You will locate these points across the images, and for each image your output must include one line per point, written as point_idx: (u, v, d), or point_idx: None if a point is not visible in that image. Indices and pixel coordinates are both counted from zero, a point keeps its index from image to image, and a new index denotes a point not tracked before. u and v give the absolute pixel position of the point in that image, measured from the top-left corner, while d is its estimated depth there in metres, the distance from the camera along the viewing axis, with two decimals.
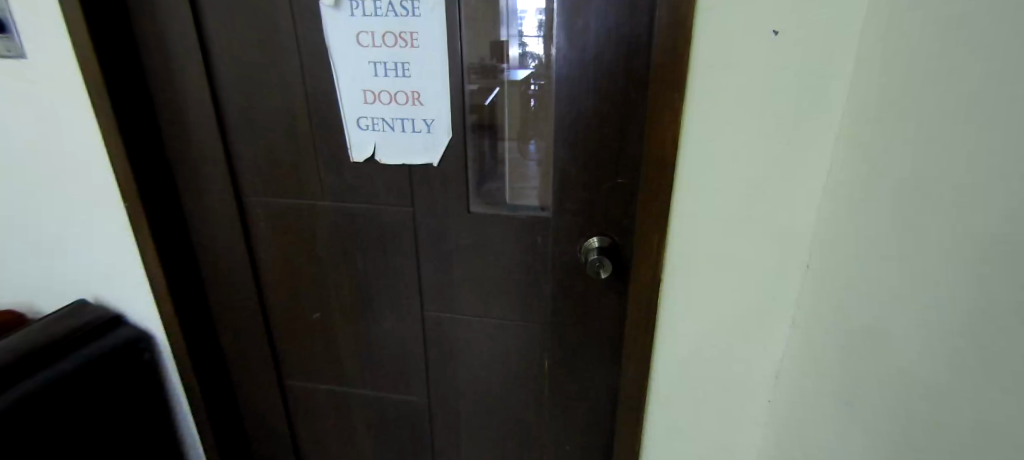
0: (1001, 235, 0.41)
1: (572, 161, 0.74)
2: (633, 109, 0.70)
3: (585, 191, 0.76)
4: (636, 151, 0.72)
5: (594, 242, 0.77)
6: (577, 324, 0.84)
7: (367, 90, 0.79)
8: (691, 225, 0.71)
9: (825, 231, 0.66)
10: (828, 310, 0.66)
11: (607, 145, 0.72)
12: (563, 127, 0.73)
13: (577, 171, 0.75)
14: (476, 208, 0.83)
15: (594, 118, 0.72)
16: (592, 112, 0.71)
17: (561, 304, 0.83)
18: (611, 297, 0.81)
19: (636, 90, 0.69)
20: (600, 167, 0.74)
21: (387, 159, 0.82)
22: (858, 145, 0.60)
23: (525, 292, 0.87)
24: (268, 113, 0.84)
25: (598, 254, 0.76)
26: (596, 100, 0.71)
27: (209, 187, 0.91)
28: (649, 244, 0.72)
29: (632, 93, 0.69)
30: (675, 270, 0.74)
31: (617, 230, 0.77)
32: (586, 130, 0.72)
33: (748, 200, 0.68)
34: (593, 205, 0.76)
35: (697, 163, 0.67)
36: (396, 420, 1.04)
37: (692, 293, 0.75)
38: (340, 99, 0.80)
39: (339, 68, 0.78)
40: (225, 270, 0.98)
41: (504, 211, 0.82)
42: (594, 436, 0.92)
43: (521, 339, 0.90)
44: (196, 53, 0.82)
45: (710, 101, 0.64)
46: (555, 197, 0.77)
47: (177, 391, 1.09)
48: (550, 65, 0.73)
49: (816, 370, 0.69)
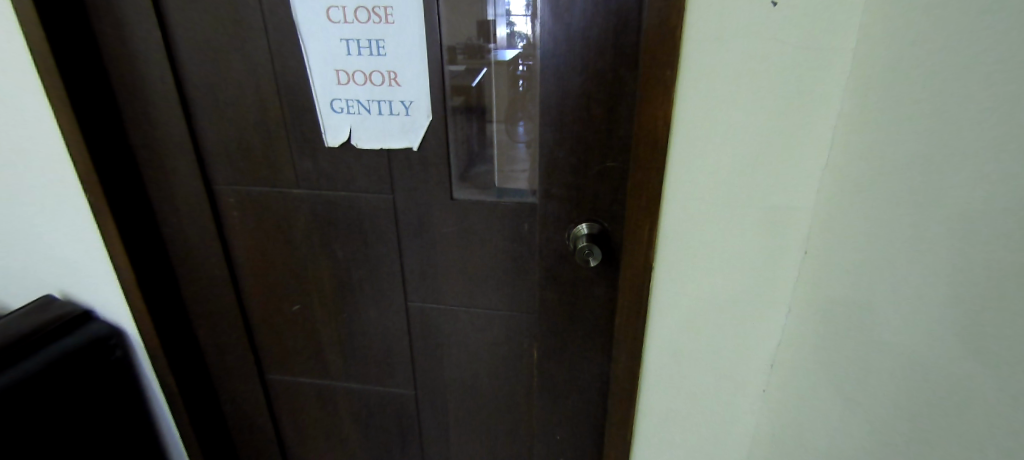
0: (1018, 227, 0.39)
1: (558, 144, 0.71)
2: (622, 87, 0.66)
3: (570, 174, 0.72)
4: (625, 131, 0.68)
5: (582, 229, 0.74)
6: (567, 313, 0.81)
7: (341, 70, 0.74)
8: (683, 211, 0.68)
9: (823, 216, 0.63)
10: (825, 298, 0.64)
11: (594, 126, 0.69)
12: (549, 108, 0.69)
13: (563, 154, 0.71)
14: (458, 193, 0.80)
15: (579, 97, 0.68)
16: (579, 90, 0.67)
17: (549, 293, 0.81)
18: (600, 285, 0.78)
19: (624, 67, 0.65)
20: (586, 149, 0.70)
21: (364, 143, 0.78)
22: (859, 124, 0.57)
23: (513, 282, 0.84)
24: (237, 96, 0.79)
25: (587, 241, 0.73)
26: (584, 79, 0.67)
27: (176, 176, 0.86)
28: (641, 229, 0.69)
29: (618, 70, 0.65)
30: (666, 258, 0.71)
31: (606, 216, 0.74)
32: (574, 112, 0.69)
33: (743, 184, 0.65)
34: (581, 189, 0.73)
35: (690, 145, 0.64)
36: (382, 413, 1.02)
37: (685, 280, 0.72)
38: (312, 79, 0.75)
39: (309, 46, 0.73)
40: (198, 262, 0.93)
41: (491, 197, 0.79)
42: (584, 427, 0.90)
43: (510, 329, 0.88)
44: (156, 32, 0.77)
45: (702, 77, 0.61)
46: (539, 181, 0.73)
47: (154, 387, 1.05)
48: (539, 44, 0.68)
49: (812, 362, 0.67)
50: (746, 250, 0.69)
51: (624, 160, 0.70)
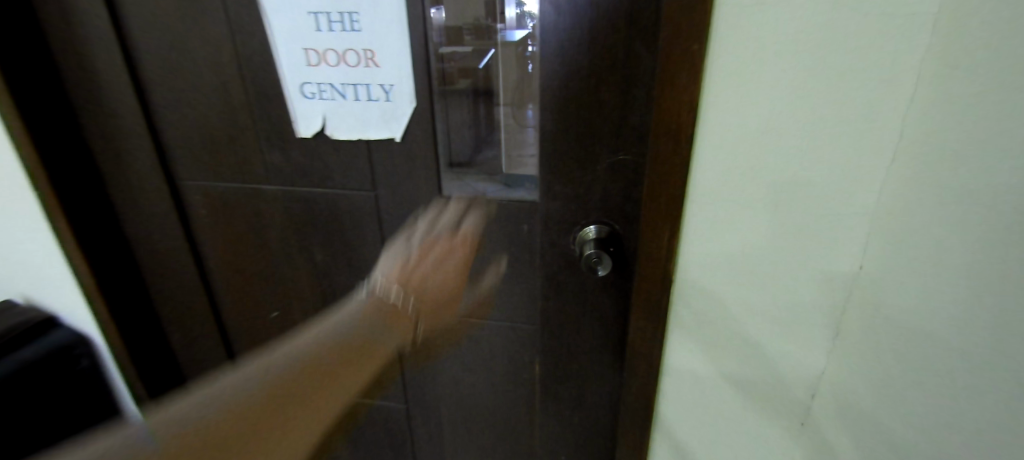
0: None
1: (562, 134, 0.60)
2: (638, 65, 0.55)
3: (577, 167, 0.62)
4: (641, 118, 0.58)
5: (590, 231, 0.64)
6: (572, 326, 0.72)
7: (310, 49, 0.64)
8: (709, 215, 0.57)
9: (888, 227, 0.52)
10: (893, 324, 0.53)
11: (605, 112, 0.58)
12: (552, 92, 0.59)
13: (567, 145, 0.61)
14: (451, 192, 0.71)
15: (586, 79, 0.57)
16: (587, 69, 0.57)
17: (551, 304, 0.71)
18: (610, 295, 0.68)
19: (641, 41, 0.54)
20: (594, 139, 0.60)
21: (340, 133, 0.68)
22: (943, 114, 0.46)
23: (511, 290, 0.75)
24: (196, 80, 0.70)
25: (595, 247, 0.63)
26: (592, 57, 0.56)
27: (136, 170, 0.77)
28: (657, 235, 0.59)
29: (633, 44, 0.54)
30: (688, 268, 0.61)
31: (618, 216, 0.64)
32: (580, 96, 0.58)
33: (786, 185, 0.54)
34: (589, 186, 0.63)
35: (721, 138, 0.53)
36: (371, 426, 0.94)
37: (710, 295, 0.62)
38: (278, 60, 0.65)
39: (273, 20, 0.63)
40: (166, 265, 0.85)
41: (500, 186, 0.69)
42: (591, 451, 0.81)
43: (508, 341, 0.79)
44: (101, 8, 0.67)
45: (736, 53, 0.50)
46: (541, 175, 0.63)
47: (126, 397, 0.97)
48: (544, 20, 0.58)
49: (871, 399, 0.57)
50: (783, 265, 0.58)
51: (639, 152, 0.60)
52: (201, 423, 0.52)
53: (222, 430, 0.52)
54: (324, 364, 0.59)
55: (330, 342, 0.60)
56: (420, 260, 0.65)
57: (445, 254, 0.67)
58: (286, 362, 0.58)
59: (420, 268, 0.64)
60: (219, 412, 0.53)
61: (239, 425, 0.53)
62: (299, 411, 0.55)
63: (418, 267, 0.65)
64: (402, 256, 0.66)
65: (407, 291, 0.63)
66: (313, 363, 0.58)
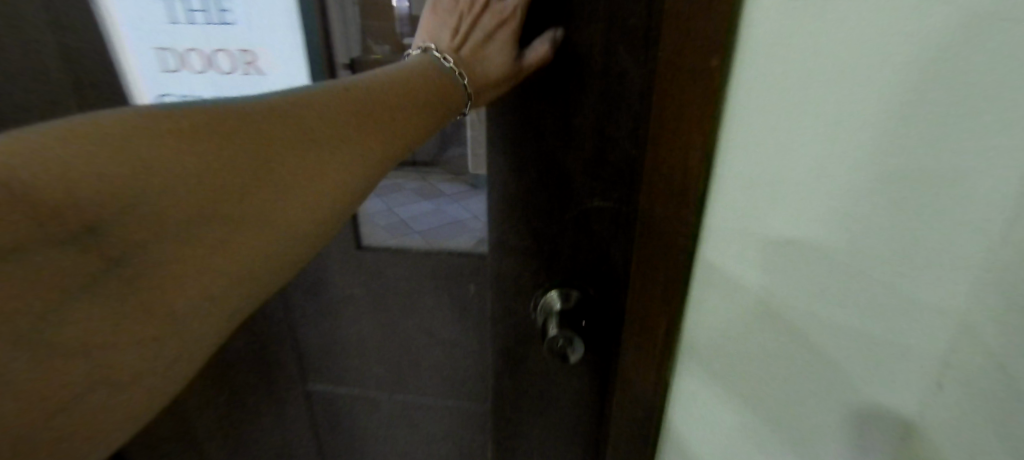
0: None
1: (524, 158, 0.45)
2: (626, 74, 0.39)
3: (545, 204, 0.46)
4: (627, 147, 0.42)
5: (552, 300, 0.48)
6: (530, 416, 0.56)
7: (166, 48, 0.48)
8: (722, 305, 0.40)
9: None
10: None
11: (580, 133, 0.42)
12: (508, 104, 0.43)
13: (531, 174, 0.45)
14: (388, 235, 0.53)
15: (555, 90, 0.41)
16: (558, 77, 0.41)
17: (505, 386, 0.55)
18: (581, 382, 0.52)
19: (629, 41, 0.38)
20: (568, 166, 0.44)
21: None
22: None
23: (453, 364, 0.58)
24: (29, 90, 0.53)
25: (560, 322, 0.46)
26: (560, 70, 0.41)
27: None
28: (648, 321, 0.43)
29: (620, 45, 0.38)
30: (689, 370, 0.44)
31: (594, 279, 0.48)
32: (545, 121, 0.43)
33: (825, 298, 0.36)
34: (557, 238, 0.48)
35: (744, 201, 0.36)
36: None
37: (722, 409, 0.44)
38: (131, 65, 0.50)
39: (120, 11, 0.48)
40: None
41: (464, 187, 0.49)
42: None
43: (451, 425, 0.62)
44: None
45: (771, 84, 0.32)
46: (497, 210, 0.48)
47: None
48: None
49: None
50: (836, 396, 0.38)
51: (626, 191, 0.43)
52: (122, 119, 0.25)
53: (70, 181, 0.22)
54: (329, 139, 0.29)
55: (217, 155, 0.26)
56: (473, 15, 0.37)
57: (492, 20, 0.37)
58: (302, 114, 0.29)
59: (470, 29, 0.37)
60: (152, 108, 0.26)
61: (127, 252, 0.24)
62: (309, 163, 0.28)
63: (474, 23, 0.37)
64: (458, 4, 0.37)
65: (474, 40, 0.37)
66: (302, 94, 0.29)
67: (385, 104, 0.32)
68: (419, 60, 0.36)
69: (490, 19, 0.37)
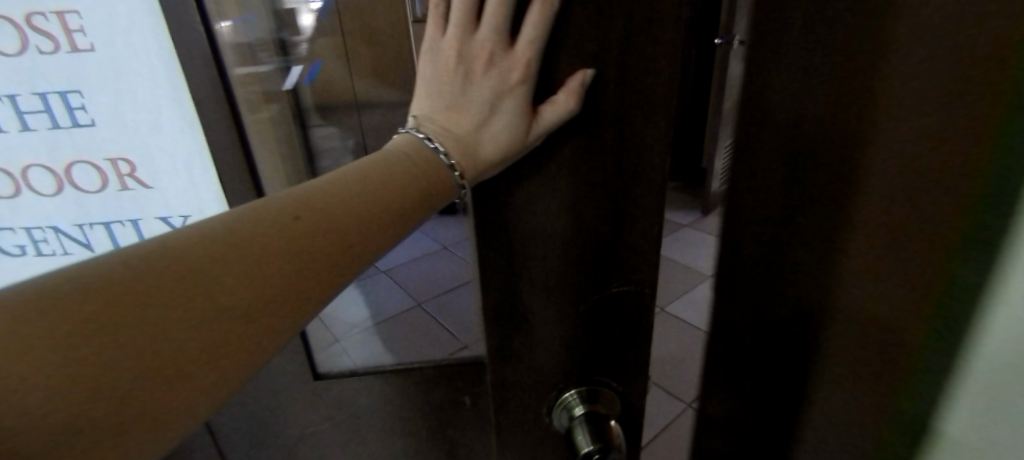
0: None
1: (516, 264, 0.34)
2: (643, 156, 0.30)
3: (547, 312, 0.36)
4: (643, 234, 0.33)
5: (573, 401, 0.38)
6: None
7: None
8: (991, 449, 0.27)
9: None
10: None
11: (586, 227, 0.33)
12: (491, 203, 0.32)
13: (528, 283, 0.35)
14: (348, 333, 0.49)
15: (554, 182, 0.31)
16: (555, 167, 0.31)
17: None
18: None
19: (646, 119, 0.29)
20: (573, 267, 0.34)
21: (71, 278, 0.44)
22: None
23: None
24: None
25: (585, 426, 0.37)
26: (563, 143, 0.30)
27: None
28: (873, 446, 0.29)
29: (638, 127, 0.29)
30: None
31: (619, 373, 0.38)
32: (546, 205, 0.32)
33: None
34: (567, 338, 0.37)
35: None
36: None
37: None
38: None
39: None
40: None
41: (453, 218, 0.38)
42: None
43: None
44: None
45: None
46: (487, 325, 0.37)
47: None
48: (501, 30, 0.26)
49: None
50: None
51: (644, 283, 0.34)
52: (263, 207, 0.23)
53: (70, 339, 0.18)
54: (323, 262, 0.24)
55: (324, 216, 0.24)
56: (479, 85, 0.28)
57: (500, 88, 0.27)
58: (369, 179, 0.26)
59: (473, 104, 0.28)
60: (274, 194, 0.24)
61: (49, 413, 0.17)
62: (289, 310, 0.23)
63: (475, 97, 0.28)
64: (450, 70, 0.28)
65: (473, 118, 0.28)
66: (262, 216, 0.23)
67: (379, 213, 0.25)
68: (409, 148, 0.28)
69: (493, 88, 0.27)
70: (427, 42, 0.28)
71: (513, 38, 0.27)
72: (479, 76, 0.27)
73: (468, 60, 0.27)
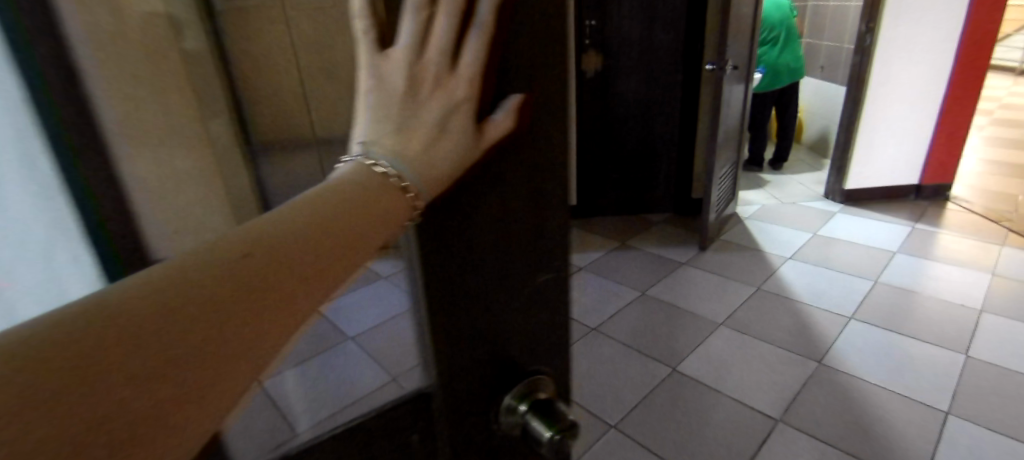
0: None
1: (452, 329, 0.26)
2: (553, 157, 0.26)
3: (484, 371, 0.28)
4: (558, 247, 0.29)
5: (511, 400, 0.30)
6: None
7: None
8: None
9: None
10: None
11: (512, 253, 0.27)
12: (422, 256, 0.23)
13: (467, 338, 0.27)
14: (311, 420, 0.26)
15: (485, 211, 0.25)
16: (488, 190, 0.24)
17: None
18: None
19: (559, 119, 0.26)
20: (508, 305, 0.28)
21: None
22: None
23: None
24: None
25: (530, 418, 0.29)
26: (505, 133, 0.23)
27: None
28: None
29: (550, 126, 0.26)
30: None
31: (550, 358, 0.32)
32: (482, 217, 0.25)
33: None
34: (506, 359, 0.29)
35: None
36: None
37: None
38: None
39: None
40: None
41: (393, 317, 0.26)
42: None
43: None
44: None
45: None
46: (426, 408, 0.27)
47: None
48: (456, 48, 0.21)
49: None
50: None
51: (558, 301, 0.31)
52: (144, 283, 0.14)
53: None
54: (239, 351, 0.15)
55: (236, 283, 0.15)
56: (423, 112, 0.20)
57: (449, 111, 0.21)
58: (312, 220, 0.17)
59: (419, 142, 0.20)
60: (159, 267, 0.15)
61: None
62: (203, 375, 0.14)
63: (419, 134, 0.20)
64: (395, 101, 0.20)
65: (423, 160, 0.20)
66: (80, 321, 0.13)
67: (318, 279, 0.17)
68: (326, 180, 0.19)
69: (444, 109, 0.21)
70: (363, 76, 0.20)
71: (459, 51, 0.21)
72: (421, 98, 0.20)
73: (414, 88, 0.20)
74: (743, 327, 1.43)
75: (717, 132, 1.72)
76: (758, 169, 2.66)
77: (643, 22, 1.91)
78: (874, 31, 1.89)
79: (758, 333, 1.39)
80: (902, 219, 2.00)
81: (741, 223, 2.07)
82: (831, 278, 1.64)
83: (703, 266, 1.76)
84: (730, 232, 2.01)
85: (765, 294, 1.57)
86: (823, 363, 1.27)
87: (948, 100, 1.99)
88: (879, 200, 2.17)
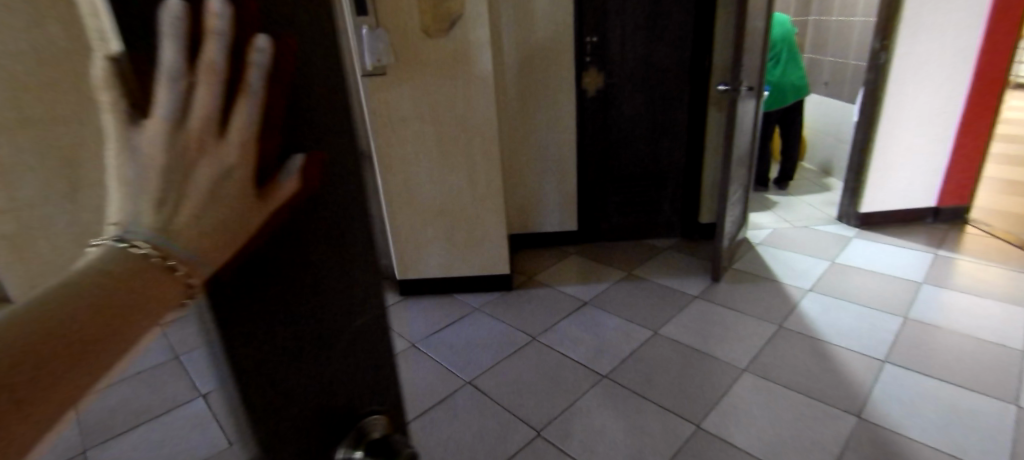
0: None
1: (274, 403, 0.24)
2: (344, 205, 0.27)
3: (315, 432, 0.27)
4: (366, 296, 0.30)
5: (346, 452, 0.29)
6: None
7: None
8: None
9: None
10: None
11: (326, 303, 0.27)
12: (224, 333, 0.21)
13: (298, 400, 0.25)
14: None
15: (292, 269, 0.24)
16: (287, 248, 0.24)
17: None
18: None
19: (340, 171, 0.27)
20: (328, 355, 0.27)
21: None
22: None
23: None
24: None
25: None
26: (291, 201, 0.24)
27: None
28: None
29: (332, 178, 0.27)
30: None
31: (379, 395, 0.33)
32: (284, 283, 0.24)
33: None
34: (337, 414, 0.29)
35: None
36: None
37: None
38: None
39: None
40: None
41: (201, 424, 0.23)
42: None
43: None
44: None
45: None
46: None
47: None
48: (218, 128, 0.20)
49: None
50: None
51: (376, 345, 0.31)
52: None
53: None
54: None
55: None
56: (192, 180, 0.20)
57: (221, 178, 0.20)
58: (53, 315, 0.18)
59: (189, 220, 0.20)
60: None
61: None
62: None
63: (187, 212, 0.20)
64: (157, 177, 0.19)
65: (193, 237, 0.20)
66: None
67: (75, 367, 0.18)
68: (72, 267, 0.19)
69: (214, 177, 0.20)
70: (110, 140, 0.19)
71: (228, 114, 0.20)
72: (184, 168, 0.19)
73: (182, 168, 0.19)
74: (772, 375, 1.35)
75: (731, 154, 1.69)
76: (764, 189, 2.65)
77: (648, 44, 1.89)
78: (888, 49, 1.89)
79: (789, 382, 1.31)
80: (919, 246, 1.97)
81: (753, 251, 2.03)
82: (859, 315, 1.58)
83: (716, 300, 1.71)
84: (745, 259, 1.96)
85: (786, 334, 1.51)
86: (862, 418, 1.19)
87: (966, 119, 1.98)
88: (894, 223, 2.16)
